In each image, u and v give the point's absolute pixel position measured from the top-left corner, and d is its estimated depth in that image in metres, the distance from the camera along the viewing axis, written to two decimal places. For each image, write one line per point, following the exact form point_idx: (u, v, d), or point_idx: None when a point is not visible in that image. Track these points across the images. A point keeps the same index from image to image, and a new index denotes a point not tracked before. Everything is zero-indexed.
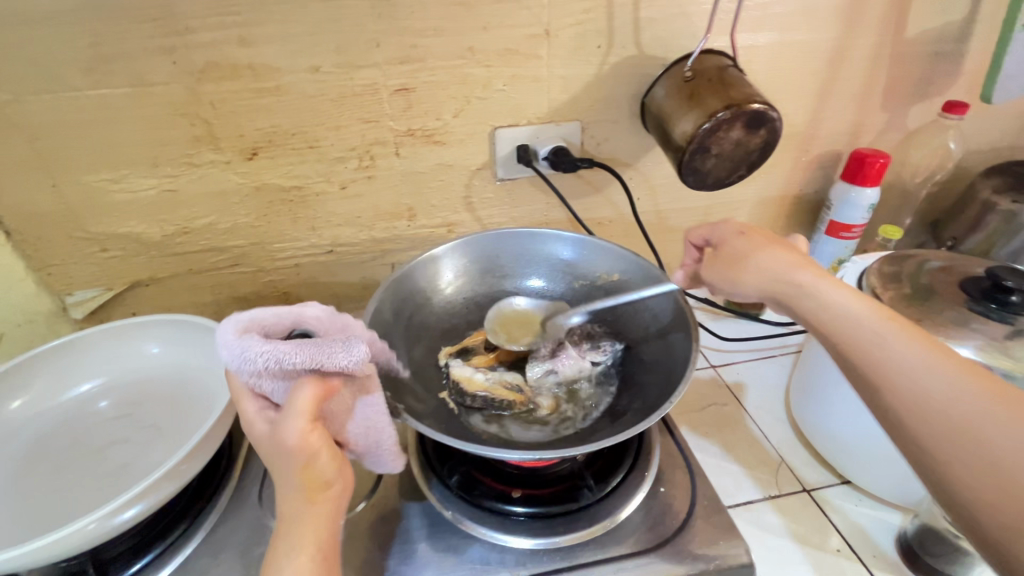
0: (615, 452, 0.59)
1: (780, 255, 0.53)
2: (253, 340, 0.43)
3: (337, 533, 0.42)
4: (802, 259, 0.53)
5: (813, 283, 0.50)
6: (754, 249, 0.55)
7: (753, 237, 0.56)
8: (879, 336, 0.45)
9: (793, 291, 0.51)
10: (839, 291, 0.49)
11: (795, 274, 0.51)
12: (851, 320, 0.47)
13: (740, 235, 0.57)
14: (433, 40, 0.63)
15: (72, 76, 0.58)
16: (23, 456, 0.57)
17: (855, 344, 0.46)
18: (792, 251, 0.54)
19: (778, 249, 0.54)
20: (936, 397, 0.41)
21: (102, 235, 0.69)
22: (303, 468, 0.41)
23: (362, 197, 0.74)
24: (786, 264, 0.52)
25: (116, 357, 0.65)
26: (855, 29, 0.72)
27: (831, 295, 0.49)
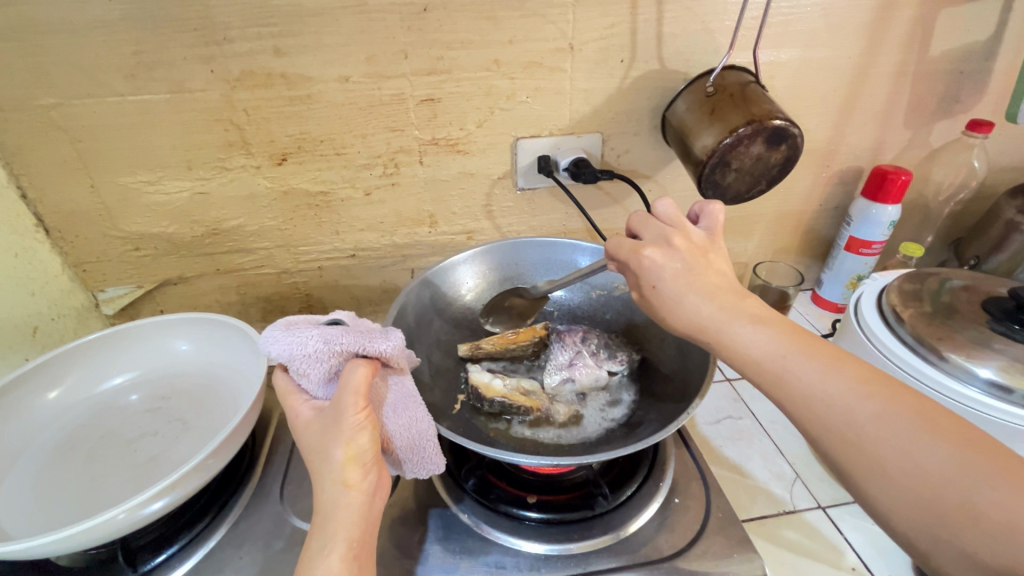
0: (631, 463, 0.60)
1: (702, 303, 0.45)
2: (301, 330, 0.47)
3: (370, 529, 0.43)
4: (716, 295, 0.45)
5: (725, 330, 0.44)
6: (673, 304, 0.46)
7: (667, 283, 0.46)
8: (791, 363, 0.41)
9: (707, 337, 0.45)
10: (749, 325, 0.43)
11: (711, 322, 0.44)
12: (765, 353, 0.42)
13: (653, 288, 0.47)
14: (459, 52, 0.65)
15: (115, 82, 0.60)
16: (58, 446, 0.59)
17: (774, 375, 0.42)
18: (711, 285, 0.45)
19: (699, 292, 0.45)
20: (862, 421, 0.38)
21: (135, 234, 0.72)
22: (348, 447, 0.42)
23: (387, 203, 0.75)
24: (705, 313, 0.44)
25: (149, 353, 0.68)
26: (879, 46, 0.72)
27: (744, 336, 0.43)
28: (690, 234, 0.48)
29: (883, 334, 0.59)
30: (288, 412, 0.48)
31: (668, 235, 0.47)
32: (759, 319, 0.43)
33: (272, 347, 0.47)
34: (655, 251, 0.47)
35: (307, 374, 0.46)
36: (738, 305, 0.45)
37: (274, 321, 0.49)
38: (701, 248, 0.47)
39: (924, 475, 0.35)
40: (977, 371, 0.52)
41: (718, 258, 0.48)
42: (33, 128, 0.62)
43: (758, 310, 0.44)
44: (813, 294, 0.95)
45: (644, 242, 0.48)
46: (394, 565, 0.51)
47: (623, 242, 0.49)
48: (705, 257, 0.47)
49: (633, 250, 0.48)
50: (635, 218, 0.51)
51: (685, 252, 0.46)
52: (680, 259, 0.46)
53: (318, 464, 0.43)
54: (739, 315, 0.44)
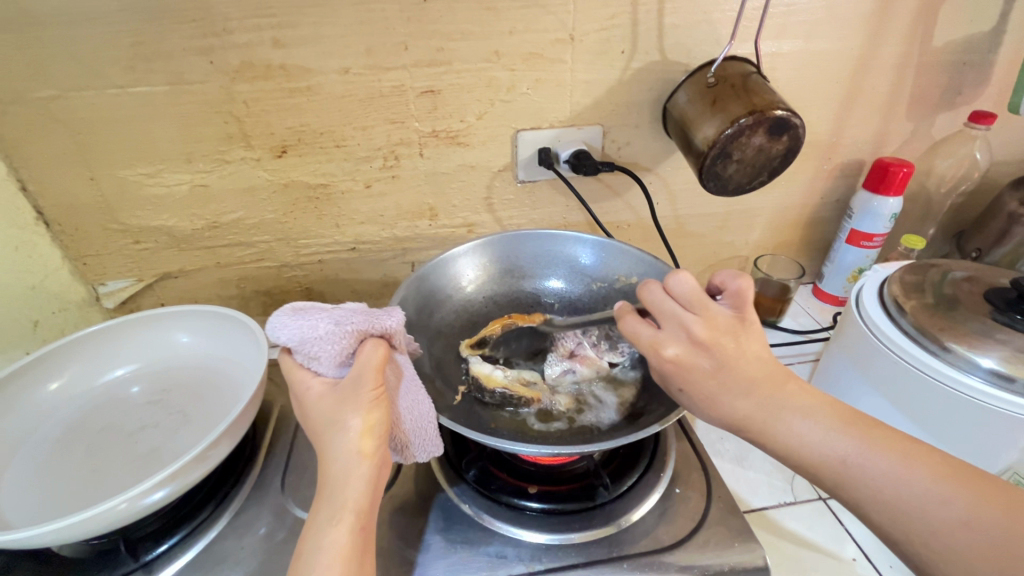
0: (631, 453, 0.60)
1: (737, 402, 0.43)
2: (311, 317, 0.47)
3: (375, 503, 0.44)
4: (755, 387, 0.44)
5: (771, 425, 0.43)
6: (705, 404, 0.45)
7: (695, 385, 0.44)
8: (859, 463, 0.41)
9: (752, 433, 0.44)
10: (799, 415, 0.43)
11: (756, 416, 0.43)
12: (827, 452, 0.41)
13: (681, 389, 0.46)
14: (459, 43, 0.65)
15: (115, 74, 0.60)
16: (59, 438, 0.59)
17: (843, 480, 0.41)
18: (746, 381, 0.44)
19: (735, 392, 0.44)
20: (945, 528, 0.38)
21: (136, 227, 0.72)
22: (368, 417, 0.43)
23: (387, 196, 0.75)
24: (742, 413, 0.43)
25: (149, 345, 0.68)
26: (881, 38, 0.72)
27: (799, 430, 0.42)
28: (715, 319, 0.45)
29: (884, 324, 0.59)
30: (292, 390, 0.48)
31: (688, 329, 0.45)
32: (807, 410, 0.43)
33: (280, 333, 0.47)
34: (676, 350, 0.45)
35: (317, 356, 0.46)
36: (781, 395, 0.43)
37: (279, 310, 0.48)
38: (728, 333, 0.44)
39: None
40: (978, 361, 0.52)
41: (750, 339, 0.45)
42: (32, 121, 0.62)
43: (803, 401, 0.43)
44: (814, 287, 0.95)
45: (663, 335, 0.46)
46: (395, 556, 0.51)
47: (640, 331, 0.47)
48: (736, 346, 0.44)
49: (652, 344, 0.46)
50: (651, 299, 0.47)
51: (710, 348, 0.44)
52: (707, 357, 0.44)
53: (330, 434, 0.44)
54: (783, 408, 0.43)
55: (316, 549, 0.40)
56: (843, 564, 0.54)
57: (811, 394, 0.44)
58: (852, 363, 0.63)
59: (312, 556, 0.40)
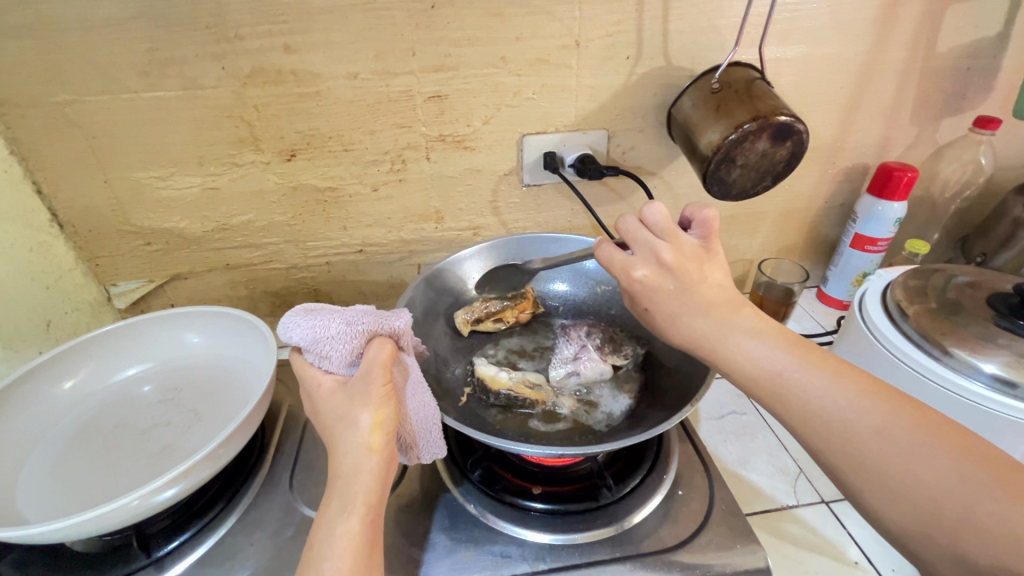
0: (635, 455, 0.61)
1: (695, 321, 0.45)
2: (323, 316, 0.48)
3: (384, 497, 0.44)
4: (715, 308, 0.45)
5: (721, 345, 0.44)
6: (667, 323, 0.47)
7: (660, 304, 0.46)
8: (791, 378, 0.42)
9: (703, 347, 0.45)
10: (749, 337, 0.44)
11: (709, 335, 0.45)
12: (766, 368, 0.43)
13: (646, 309, 0.48)
14: (466, 49, 0.66)
15: (130, 79, 0.61)
16: (72, 436, 0.60)
17: (776, 392, 0.42)
18: (705, 302, 0.45)
19: (692, 312, 0.45)
20: (863, 437, 0.39)
21: (148, 228, 0.73)
22: (376, 413, 0.44)
23: (394, 199, 0.76)
24: (698, 331, 0.45)
25: (160, 345, 0.69)
26: (885, 43, 0.72)
27: (745, 348, 0.43)
28: (682, 245, 0.47)
29: (888, 330, 0.59)
30: (303, 384, 0.49)
31: (657, 252, 0.46)
32: (758, 331, 0.44)
33: (292, 333, 0.48)
34: (645, 272, 0.47)
35: (328, 355, 0.47)
36: (734, 317, 0.45)
37: (291, 310, 0.49)
38: (693, 260, 0.46)
39: (927, 489, 0.36)
40: (981, 366, 0.52)
41: (714, 267, 0.47)
42: (48, 124, 0.63)
43: (755, 323, 0.45)
44: (818, 291, 0.95)
45: (634, 259, 0.48)
46: (401, 554, 0.52)
47: (614, 256, 0.49)
48: (698, 267, 0.46)
49: (624, 267, 0.48)
50: (626, 227, 0.49)
51: (677, 269, 0.46)
52: (672, 278, 0.46)
53: (342, 430, 0.44)
54: (734, 328, 0.44)
55: (328, 540, 0.41)
56: (845, 566, 0.54)
57: (762, 316, 0.46)
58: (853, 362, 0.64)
59: (324, 547, 0.41)
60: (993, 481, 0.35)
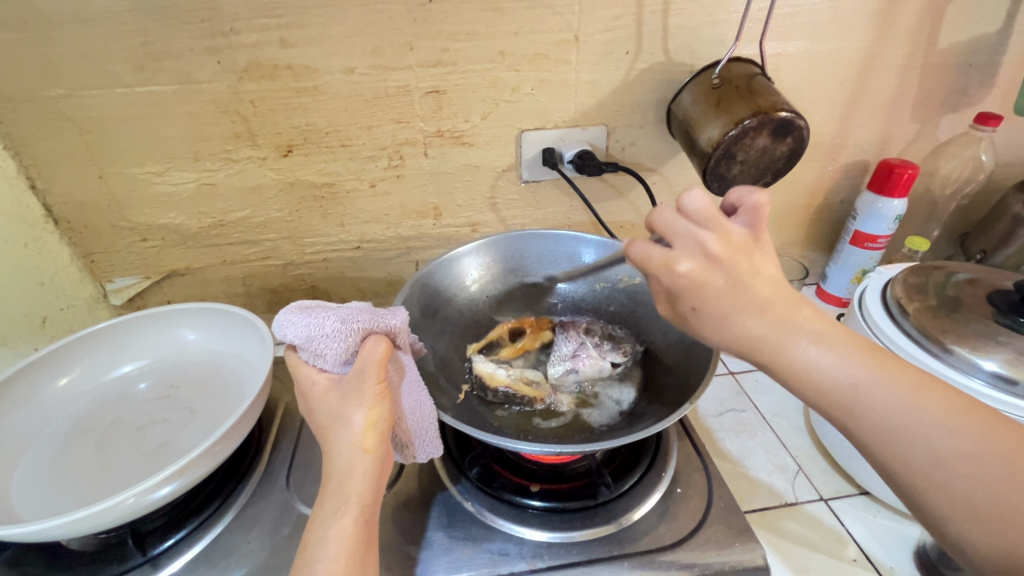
0: (633, 453, 0.61)
1: (750, 320, 0.40)
2: (318, 314, 0.47)
3: (379, 496, 0.44)
4: (770, 306, 0.40)
5: (783, 350, 0.40)
6: (717, 323, 0.41)
7: (711, 303, 0.41)
8: (859, 388, 0.38)
9: (763, 354, 0.41)
10: (815, 343, 0.39)
11: (769, 341, 0.40)
12: (836, 378, 0.39)
13: (694, 308, 0.42)
14: (464, 43, 0.65)
15: (124, 73, 0.61)
16: (67, 433, 0.59)
17: (843, 401, 0.39)
18: (759, 300, 0.40)
19: (748, 311, 0.40)
20: (945, 454, 0.36)
21: (144, 225, 0.72)
22: (370, 412, 0.44)
23: (391, 195, 0.76)
24: (757, 333, 0.40)
25: (156, 342, 0.69)
26: (886, 39, 0.72)
27: (811, 355, 0.39)
28: (730, 235, 0.41)
29: (888, 327, 0.59)
30: (297, 384, 0.48)
31: (704, 245, 0.40)
32: (827, 337, 0.40)
33: (287, 331, 0.47)
34: (690, 266, 0.41)
35: (323, 353, 0.46)
36: (793, 318, 0.40)
37: (287, 307, 0.49)
38: (743, 250, 0.41)
39: (1021, 513, 0.34)
40: (980, 364, 0.52)
41: (763, 258, 0.41)
42: (41, 119, 0.62)
43: (818, 326, 0.40)
44: (817, 289, 0.95)
45: (676, 253, 0.42)
46: (399, 552, 0.52)
47: (650, 252, 0.43)
48: (750, 259, 0.41)
49: (664, 263, 0.42)
50: (663, 220, 0.43)
51: (727, 264, 0.40)
52: (722, 274, 0.40)
53: (335, 430, 0.44)
54: (797, 332, 0.40)
55: (321, 540, 0.41)
56: (844, 563, 0.54)
57: (824, 318, 0.41)
58: None
59: (317, 547, 0.40)
60: None
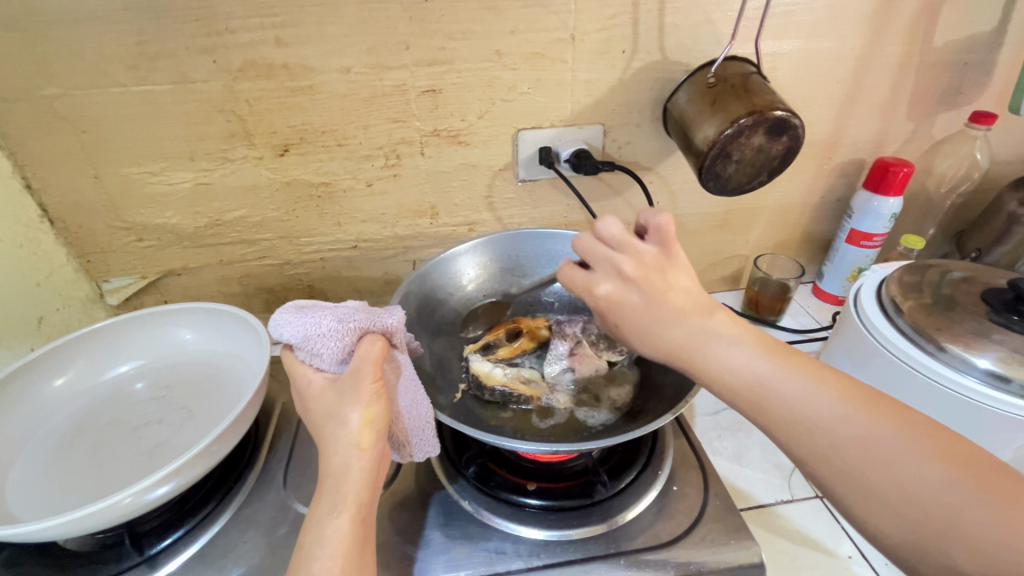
0: (630, 451, 0.61)
1: (669, 332, 0.42)
2: (315, 313, 0.48)
3: (376, 495, 0.44)
4: (685, 316, 0.42)
5: (698, 352, 0.42)
6: (639, 335, 0.43)
7: (628, 320, 0.43)
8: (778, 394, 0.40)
9: (684, 362, 0.42)
10: (726, 342, 0.41)
11: (687, 345, 0.42)
12: (756, 384, 0.40)
13: (617, 324, 0.45)
14: (461, 43, 0.65)
15: (119, 73, 0.61)
16: (64, 433, 0.59)
17: (765, 407, 0.40)
18: (675, 312, 0.42)
19: (664, 322, 0.42)
20: (848, 445, 0.38)
21: (140, 224, 0.72)
22: (366, 411, 0.44)
23: (388, 194, 0.76)
24: (675, 341, 0.42)
25: (153, 342, 0.69)
26: (882, 38, 0.72)
27: (721, 353, 0.41)
28: (642, 255, 0.43)
29: (882, 326, 0.59)
30: (294, 382, 0.48)
31: (618, 267, 0.43)
32: (737, 335, 0.42)
33: (284, 330, 0.48)
34: (608, 287, 0.44)
35: (320, 352, 0.47)
36: (708, 322, 0.42)
37: (283, 307, 0.49)
38: (658, 268, 0.43)
39: (916, 496, 0.36)
40: (975, 362, 0.52)
41: (677, 272, 0.44)
42: (36, 118, 0.62)
43: (731, 326, 0.42)
44: (814, 287, 0.95)
45: (595, 276, 0.45)
46: (395, 551, 0.52)
47: (574, 276, 0.46)
48: (663, 274, 0.43)
49: (586, 286, 0.45)
50: (581, 245, 0.46)
51: (640, 284, 0.43)
52: (637, 292, 0.43)
53: (332, 428, 0.44)
54: (715, 337, 0.42)
55: (318, 539, 0.41)
56: (838, 560, 0.54)
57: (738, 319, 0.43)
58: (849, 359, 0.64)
59: (314, 546, 0.40)
60: (975, 483, 0.35)
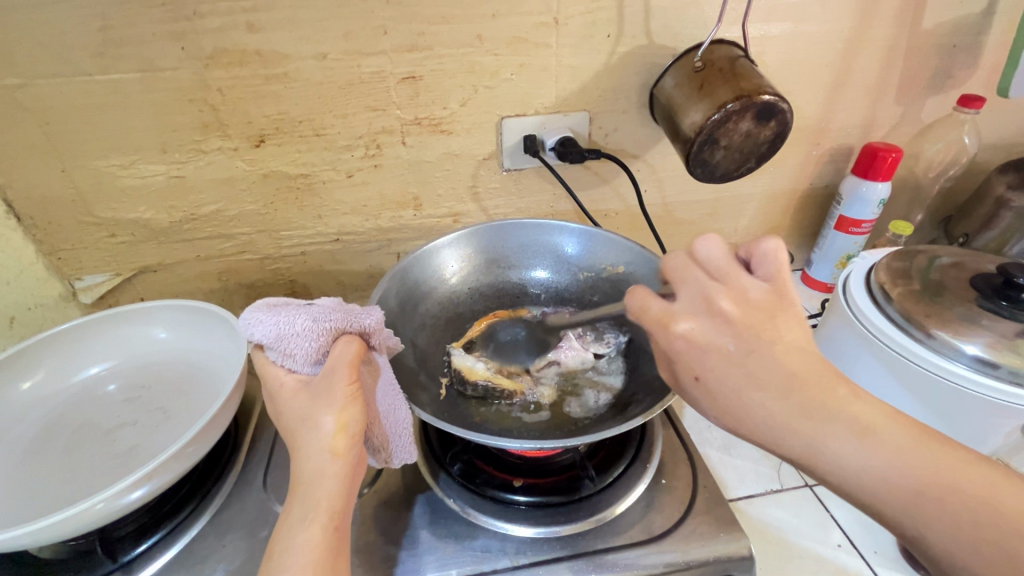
0: (617, 445, 0.60)
1: (771, 403, 0.36)
2: (288, 312, 0.46)
3: (351, 500, 0.43)
4: (797, 389, 0.36)
5: (807, 439, 0.36)
6: (730, 398, 0.38)
7: (716, 374, 0.38)
8: (896, 485, 0.35)
9: (789, 452, 0.37)
10: (838, 434, 0.35)
11: (792, 431, 0.36)
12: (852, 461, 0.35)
13: (696, 378, 0.39)
14: (440, 27, 0.63)
15: (83, 61, 0.58)
16: (34, 439, 0.57)
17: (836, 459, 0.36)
18: (782, 378, 0.37)
19: (767, 390, 0.37)
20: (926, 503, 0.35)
21: (112, 220, 0.69)
22: (341, 414, 0.42)
23: (369, 185, 0.73)
24: (777, 418, 0.36)
25: (126, 341, 0.66)
26: (871, 20, 0.71)
27: (832, 445, 0.36)
28: (744, 291, 0.39)
29: (872, 313, 0.58)
30: (265, 384, 0.47)
31: (711, 300, 0.39)
32: (847, 423, 0.36)
33: (255, 330, 0.46)
34: (693, 326, 0.39)
35: (293, 352, 0.45)
36: (828, 405, 0.36)
37: (255, 304, 0.47)
38: (759, 311, 0.38)
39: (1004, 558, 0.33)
40: (964, 348, 0.52)
41: (785, 322, 0.38)
42: None
43: (855, 414, 0.36)
44: (802, 275, 0.95)
45: (677, 309, 0.40)
46: (378, 552, 0.51)
47: (650, 305, 0.42)
48: (767, 322, 0.38)
49: (663, 319, 0.40)
50: (674, 268, 0.42)
51: (735, 324, 0.37)
52: (731, 335, 0.38)
53: (304, 432, 0.43)
54: (830, 420, 0.36)
55: (289, 547, 0.40)
56: (828, 549, 0.54)
57: (865, 403, 0.37)
58: (842, 349, 0.62)
59: (286, 555, 0.39)
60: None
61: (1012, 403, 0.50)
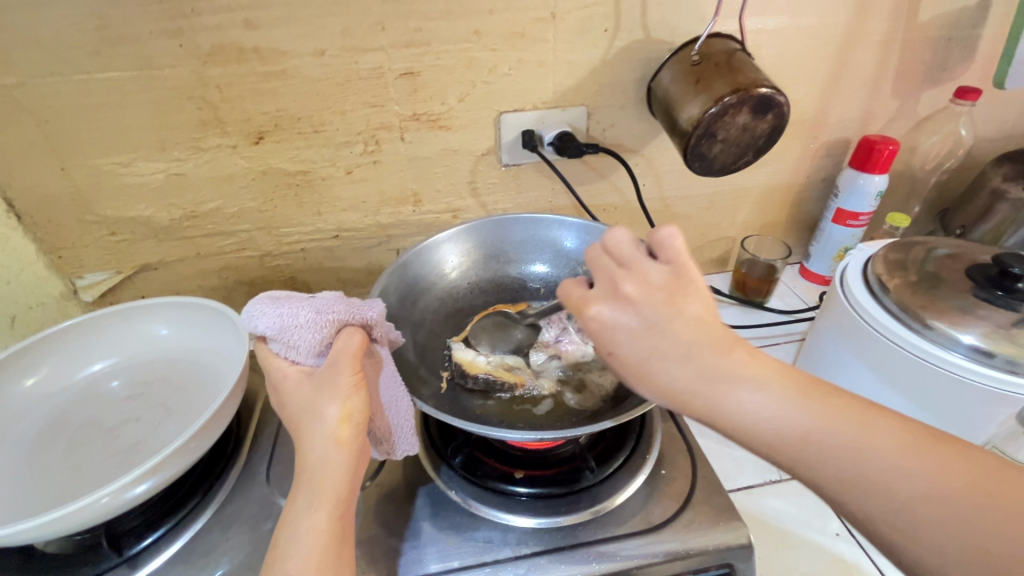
0: (617, 436, 0.60)
1: (674, 369, 0.38)
2: (292, 305, 0.46)
3: (354, 490, 0.43)
4: (698, 353, 0.38)
5: (716, 398, 0.37)
6: (640, 371, 0.39)
7: (625, 350, 0.39)
8: (864, 465, 0.35)
9: (698, 413, 0.38)
10: (742, 390, 0.37)
11: (698, 392, 0.37)
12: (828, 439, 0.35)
13: (610, 354, 0.41)
14: (437, 23, 0.63)
15: (81, 59, 0.58)
16: (38, 436, 0.58)
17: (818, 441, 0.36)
18: (683, 346, 0.38)
19: (672, 359, 0.38)
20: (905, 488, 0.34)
21: (112, 218, 0.70)
22: (344, 405, 0.43)
23: (368, 181, 0.74)
24: (680, 383, 0.38)
25: (128, 338, 0.67)
26: (868, 13, 0.71)
27: (744, 403, 0.36)
28: (646, 275, 0.40)
29: (869, 304, 0.59)
30: (268, 376, 0.47)
31: (617, 284, 0.41)
32: (746, 380, 0.37)
33: (258, 322, 0.46)
34: (604, 309, 0.41)
35: (296, 344, 0.45)
36: (725, 364, 0.37)
37: (258, 297, 0.47)
38: (662, 291, 0.39)
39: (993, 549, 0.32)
40: (960, 338, 0.52)
41: (687, 300, 0.39)
42: None
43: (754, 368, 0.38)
44: (801, 268, 0.95)
45: (592, 295, 0.42)
46: (380, 544, 0.51)
47: (571, 291, 0.44)
48: (670, 300, 0.39)
49: (580, 304, 0.42)
50: (590, 256, 0.44)
51: (641, 304, 0.39)
52: (637, 314, 0.39)
53: (308, 423, 0.43)
54: (731, 380, 0.37)
55: (294, 536, 0.40)
56: (826, 538, 0.55)
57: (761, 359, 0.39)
58: (840, 341, 0.63)
59: (290, 543, 0.40)
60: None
61: (1004, 392, 0.50)
